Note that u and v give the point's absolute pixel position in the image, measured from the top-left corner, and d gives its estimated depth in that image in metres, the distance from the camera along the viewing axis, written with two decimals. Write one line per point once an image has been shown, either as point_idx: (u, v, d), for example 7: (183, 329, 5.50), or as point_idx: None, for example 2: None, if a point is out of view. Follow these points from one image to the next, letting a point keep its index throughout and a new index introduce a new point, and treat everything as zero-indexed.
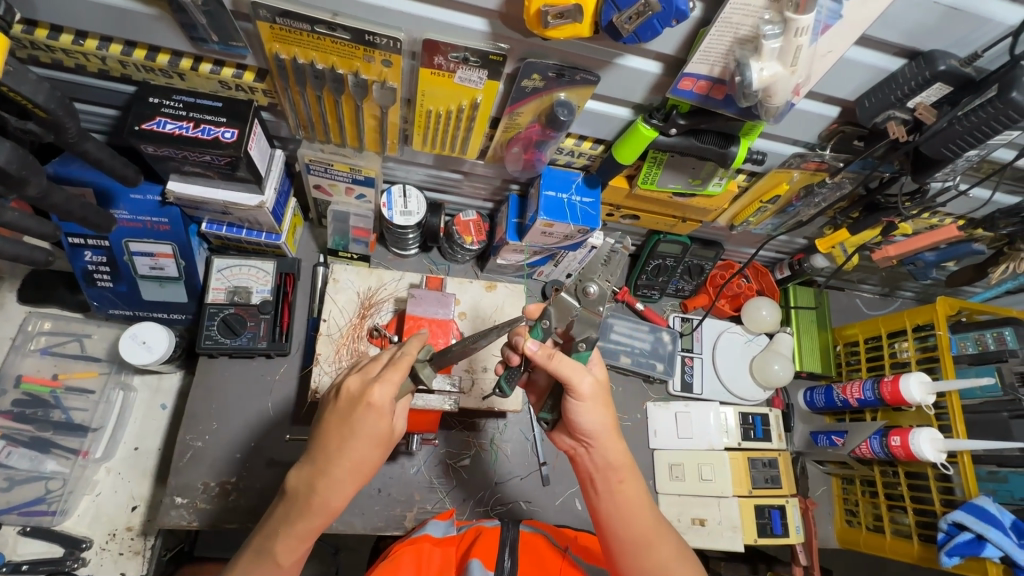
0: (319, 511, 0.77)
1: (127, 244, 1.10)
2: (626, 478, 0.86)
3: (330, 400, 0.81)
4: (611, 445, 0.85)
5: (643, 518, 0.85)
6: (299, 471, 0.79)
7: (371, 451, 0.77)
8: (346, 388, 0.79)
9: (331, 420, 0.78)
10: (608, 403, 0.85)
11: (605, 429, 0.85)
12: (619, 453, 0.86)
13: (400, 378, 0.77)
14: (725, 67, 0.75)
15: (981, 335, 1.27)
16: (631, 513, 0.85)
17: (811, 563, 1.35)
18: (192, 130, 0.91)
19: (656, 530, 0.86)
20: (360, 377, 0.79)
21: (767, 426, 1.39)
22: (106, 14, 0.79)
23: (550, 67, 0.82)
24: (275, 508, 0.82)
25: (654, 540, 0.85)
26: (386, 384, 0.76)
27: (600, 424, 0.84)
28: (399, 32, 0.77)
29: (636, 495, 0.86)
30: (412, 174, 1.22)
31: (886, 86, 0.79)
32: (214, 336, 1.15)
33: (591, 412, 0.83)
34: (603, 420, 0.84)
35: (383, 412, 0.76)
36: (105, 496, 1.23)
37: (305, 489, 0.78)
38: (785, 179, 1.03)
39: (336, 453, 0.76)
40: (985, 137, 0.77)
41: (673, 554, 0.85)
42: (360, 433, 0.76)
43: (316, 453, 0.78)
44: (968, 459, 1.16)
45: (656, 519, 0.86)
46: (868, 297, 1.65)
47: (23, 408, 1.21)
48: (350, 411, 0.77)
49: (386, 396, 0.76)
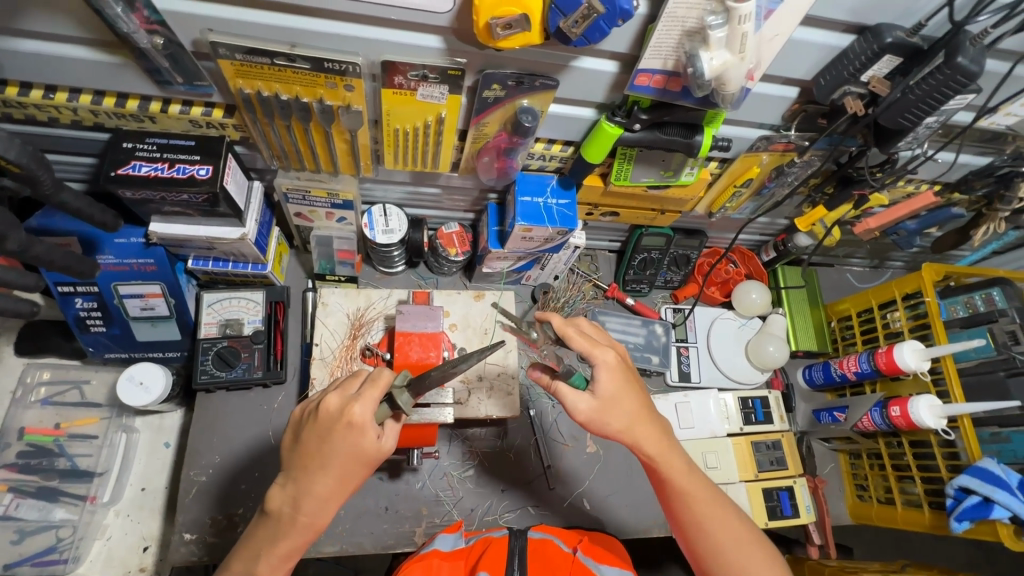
0: (304, 529, 0.79)
1: (116, 288, 1.12)
2: (672, 461, 0.87)
3: (309, 417, 0.81)
4: (648, 433, 0.85)
5: (699, 497, 0.87)
6: (283, 490, 0.80)
7: (353, 469, 0.78)
8: (324, 406, 0.79)
9: (311, 439, 0.79)
10: (633, 394, 0.85)
11: (638, 419, 0.85)
12: (657, 440, 0.86)
13: (379, 397, 0.78)
14: (678, 59, 0.76)
15: (970, 298, 1.28)
16: (685, 493, 0.86)
17: (826, 543, 1.36)
18: (167, 170, 0.92)
19: (714, 505, 0.87)
20: (339, 395, 0.80)
21: (768, 408, 1.40)
22: (71, 67, 0.81)
23: (508, 76, 0.83)
24: (255, 529, 0.82)
25: (716, 515, 0.86)
26: (366, 402, 0.77)
27: (629, 416, 0.85)
28: (357, 56, 0.79)
29: (682, 484, 0.86)
30: (391, 193, 1.24)
31: (839, 62, 0.80)
32: (209, 371, 1.16)
33: (618, 408, 0.84)
34: (633, 410, 0.85)
35: (364, 431, 0.77)
36: (116, 539, 1.24)
37: (290, 510, 0.79)
38: (755, 162, 1.05)
39: (318, 472, 0.78)
40: (939, 104, 0.79)
41: (737, 529, 0.86)
42: (340, 451, 0.77)
43: (300, 474, 0.79)
44: (968, 423, 1.16)
45: (707, 506, 0.86)
46: (858, 270, 1.65)
47: (27, 459, 1.23)
48: (330, 430, 0.78)
49: (367, 415, 0.77)
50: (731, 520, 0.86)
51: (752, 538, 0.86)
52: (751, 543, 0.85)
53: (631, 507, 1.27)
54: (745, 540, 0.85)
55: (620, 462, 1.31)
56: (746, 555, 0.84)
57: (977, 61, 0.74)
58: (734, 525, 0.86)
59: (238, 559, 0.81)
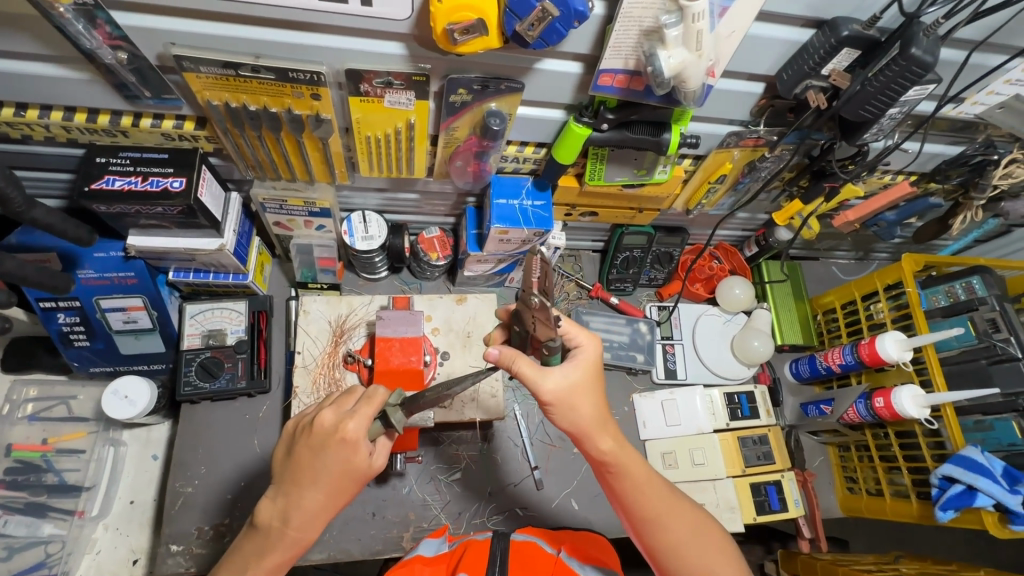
0: (292, 543, 0.80)
1: (97, 302, 1.12)
2: (627, 460, 0.85)
3: (302, 432, 0.81)
4: (599, 434, 0.84)
5: (653, 494, 0.86)
6: (273, 504, 0.80)
7: (345, 485, 0.79)
8: (318, 421, 0.79)
9: (304, 454, 0.79)
10: (593, 392, 0.83)
11: (592, 419, 0.83)
12: (611, 440, 0.84)
13: (373, 413, 0.79)
14: (638, 59, 0.77)
15: (951, 287, 1.26)
16: (638, 492, 0.85)
17: (816, 535, 1.36)
18: (141, 184, 0.93)
19: (669, 499, 0.86)
20: (334, 410, 0.80)
21: (754, 403, 1.40)
22: (40, 84, 0.82)
23: (473, 81, 0.84)
24: (243, 539, 0.83)
25: (670, 513, 0.85)
26: (360, 419, 0.78)
27: (586, 415, 0.83)
28: (320, 65, 0.80)
29: (640, 476, 0.85)
30: (370, 199, 1.25)
31: (799, 57, 0.81)
32: (193, 382, 1.17)
33: (576, 405, 0.82)
34: (588, 410, 0.83)
35: (358, 448, 0.78)
36: (105, 553, 1.24)
37: (279, 523, 0.79)
38: (727, 158, 1.05)
39: (310, 486, 0.78)
40: (897, 95, 0.80)
41: (691, 525, 0.86)
42: (333, 467, 0.77)
43: (290, 488, 0.79)
44: (951, 412, 1.16)
45: (663, 498, 0.86)
46: (843, 263, 1.66)
47: (15, 475, 1.22)
48: (323, 445, 0.78)
49: (361, 431, 0.78)
50: (686, 516, 0.86)
51: (707, 533, 0.86)
52: (707, 537, 0.86)
53: None
54: (699, 536, 0.85)
55: None
56: (700, 551, 0.84)
57: (931, 51, 0.75)
58: (689, 521, 0.86)
59: (225, 567, 0.82)
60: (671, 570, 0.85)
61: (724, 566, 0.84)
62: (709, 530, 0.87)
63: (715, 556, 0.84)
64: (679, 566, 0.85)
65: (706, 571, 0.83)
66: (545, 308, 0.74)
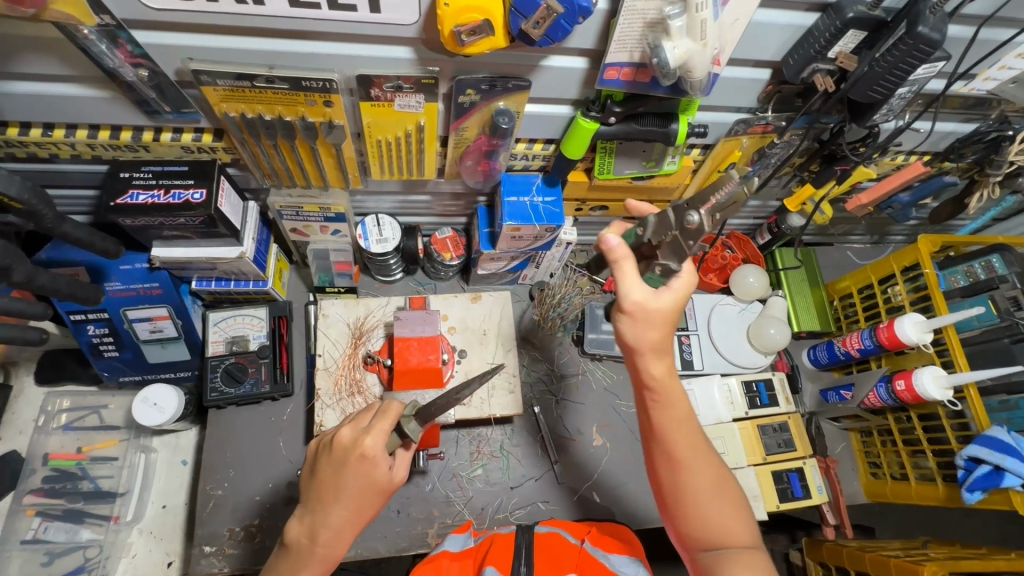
0: (323, 559, 0.81)
1: (125, 313, 1.16)
2: (675, 389, 0.88)
3: (323, 450, 0.84)
4: (660, 359, 0.87)
5: (685, 430, 0.87)
6: (301, 522, 0.82)
7: (368, 499, 0.81)
8: (337, 439, 0.82)
9: (327, 473, 0.81)
10: (666, 321, 0.87)
11: (657, 342, 0.86)
12: (665, 367, 0.87)
13: (389, 427, 0.82)
14: (643, 51, 0.78)
15: (970, 266, 1.26)
16: (673, 424, 0.86)
17: (841, 522, 1.35)
18: (163, 197, 0.96)
19: (699, 445, 0.87)
20: (351, 428, 0.83)
21: (773, 391, 1.40)
22: (66, 104, 0.85)
23: (481, 80, 0.85)
24: (276, 559, 0.84)
25: (696, 454, 0.86)
26: (377, 433, 0.80)
27: (651, 336, 0.86)
28: (332, 73, 0.82)
29: (678, 414, 0.87)
30: (383, 203, 1.27)
31: (804, 42, 0.81)
32: (219, 388, 1.20)
33: (648, 322, 0.85)
34: (655, 332, 0.86)
35: (377, 463, 0.80)
36: (140, 556, 1.28)
37: (309, 539, 0.81)
38: (735, 146, 1.06)
39: (334, 503, 0.80)
40: (906, 74, 0.80)
41: (712, 473, 0.86)
42: (354, 483, 0.80)
43: (317, 505, 0.81)
44: (975, 392, 1.15)
45: (694, 441, 0.87)
46: (858, 247, 1.64)
47: (52, 483, 1.28)
48: (343, 462, 0.80)
49: (379, 446, 0.80)
50: (710, 463, 0.86)
51: (724, 484, 0.86)
52: (723, 488, 0.85)
53: (643, 499, 1.28)
54: (716, 484, 0.85)
55: (628, 455, 1.32)
56: (714, 499, 0.84)
57: (938, 29, 0.75)
58: (711, 468, 0.86)
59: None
60: (681, 512, 0.86)
61: (733, 519, 0.84)
62: (727, 483, 0.86)
63: (726, 508, 0.84)
64: (689, 509, 0.85)
65: (714, 520, 0.83)
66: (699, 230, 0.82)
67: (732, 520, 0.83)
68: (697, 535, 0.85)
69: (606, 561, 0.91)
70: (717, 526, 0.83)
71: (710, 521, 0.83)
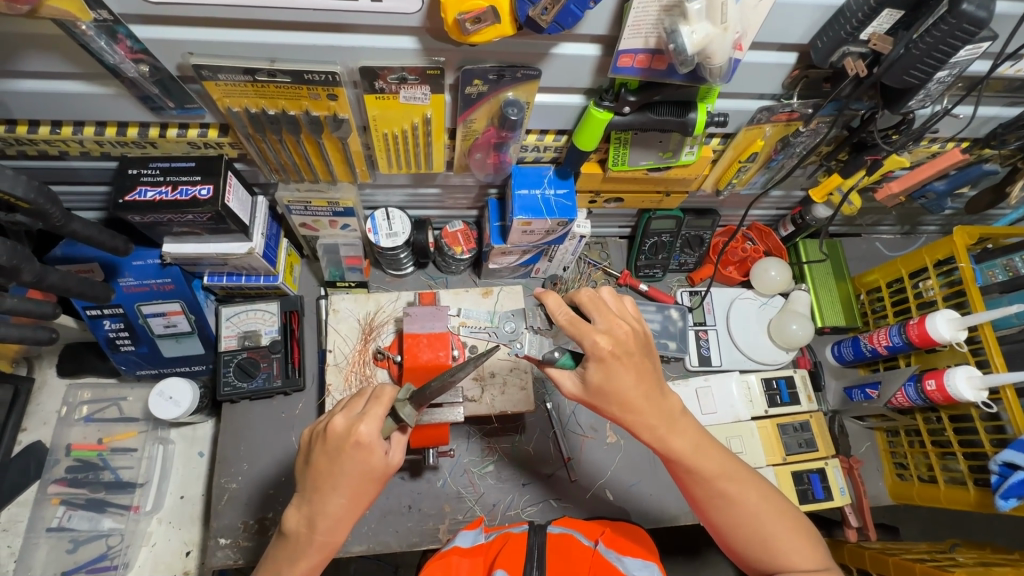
0: (322, 547, 0.81)
1: (139, 308, 1.17)
2: (675, 436, 0.83)
3: (317, 439, 0.82)
4: (645, 412, 0.81)
5: (717, 464, 0.84)
6: (299, 511, 0.81)
7: (364, 486, 0.80)
8: (330, 428, 0.80)
9: (321, 461, 0.80)
10: (634, 378, 0.80)
11: (633, 401, 0.81)
12: (656, 418, 0.82)
13: (384, 413, 0.80)
14: (659, 37, 0.74)
15: (1009, 260, 1.20)
16: (698, 465, 0.83)
17: (864, 524, 1.31)
18: (171, 193, 0.95)
19: (728, 481, 0.83)
20: (345, 415, 0.81)
21: (794, 388, 1.35)
22: (70, 101, 0.85)
23: (488, 70, 0.82)
24: (275, 547, 0.84)
25: (736, 483, 0.83)
26: (371, 419, 0.79)
27: (627, 397, 0.80)
28: (335, 65, 0.79)
29: (693, 461, 0.83)
30: (392, 196, 1.25)
31: (835, 22, 0.76)
32: (232, 382, 1.20)
33: (614, 386, 0.80)
34: (628, 390, 0.80)
35: (373, 449, 0.79)
36: (159, 545, 1.30)
37: (307, 529, 0.80)
38: (758, 134, 1.01)
39: (331, 492, 0.79)
40: (946, 56, 0.75)
41: (759, 500, 0.83)
42: (351, 471, 0.78)
43: (313, 494, 0.80)
44: (1012, 394, 1.08)
45: (720, 479, 0.83)
46: (887, 238, 1.57)
47: (75, 473, 1.31)
48: (338, 449, 0.79)
49: (374, 432, 0.79)
50: (753, 490, 0.83)
51: (775, 511, 0.83)
52: (774, 512, 0.83)
53: (657, 498, 1.25)
54: (766, 511, 0.82)
55: (642, 453, 1.29)
56: (767, 528, 0.81)
57: (984, 7, 0.69)
58: (756, 496, 0.83)
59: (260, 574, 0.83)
60: (735, 547, 0.84)
61: (793, 546, 0.81)
62: (778, 506, 0.84)
63: (783, 534, 0.81)
64: (743, 543, 0.83)
65: (772, 549, 0.81)
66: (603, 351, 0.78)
67: (792, 547, 0.81)
68: (760, 567, 0.83)
69: (618, 563, 0.87)
70: (778, 557, 0.81)
71: (769, 555, 0.81)
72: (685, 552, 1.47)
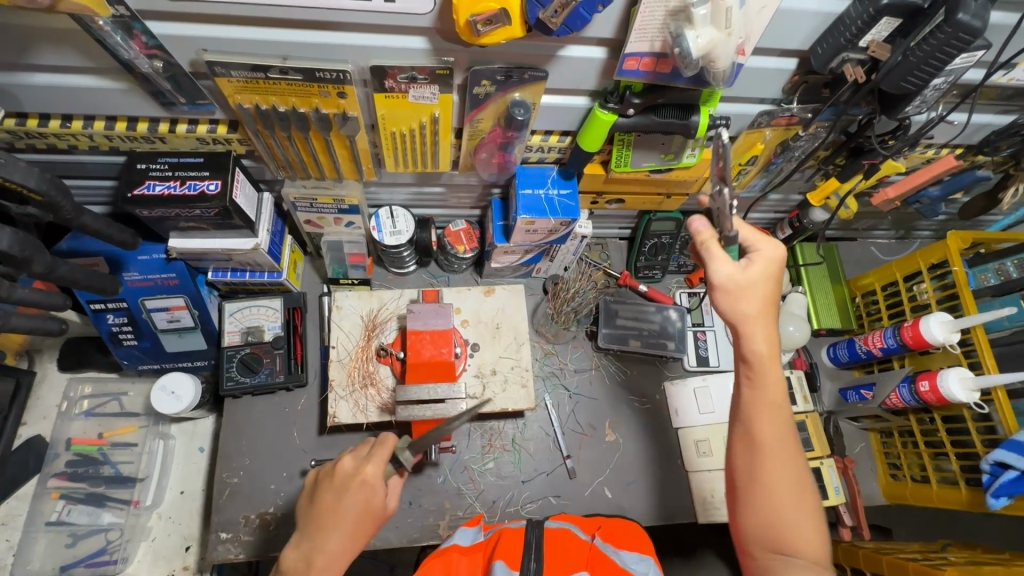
0: None
1: (144, 303, 1.17)
2: (766, 385, 0.84)
3: (324, 478, 0.85)
4: (771, 348, 0.83)
5: (771, 429, 0.83)
6: (296, 550, 0.80)
7: (366, 525, 0.82)
8: (339, 466, 0.84)
9: (326, 499, 0.82)
10: (768, 299, 0.83)
11: (768, 331, 0.83)
12: (772, 344, 0.84)
13: (388, 455, 0.85)
14: (664, 41, 0.76)
15: (1001, 265, 1.23)
16: (768, 419, 0.83)
17: (858, 523, 1.33)
18: (179, 188, 0.96)
19: (783, 448, 0.82)
20: (352, 456, 0.85)
21: (790, 389, 1.38)
22: (82, 96, 0.86)
23: (497, 71, 0.83)
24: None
25: (783, 456, 0.82)
26: (377, 459, 0.84)
27: (752, 309, 0.83)
28: (345, 64, 0.81)
29: (777, 411, 0.83)
30: (397, 195, 1.26)
31: (835, 29, 0.78)
32: (235, 377, 1.21)
33: (747, 290, 0.82)
34: (758, 302, 0.83)
35: (378, 489, 0.82)
36: (159, 540, 1.30)
37: (303, 567, 0.78)
38: (758, 138, 1.03)
39: (334, 529, 0.80)
40: (941, 64, 0.77)
41: (795, 482, 0.81)
42: (355, 508, 0.81)
43: (315, 532, 0.80)
44: (1004, 395, 1.10)
45: (775, 440, 0.82)
46: (882, 243, 1.59)
47: (75, 467, 1.32)
48: (344, 489, 0.82)
49: (379, 472, 0.83)
50: (800, 470, 0.83)
51: (809, 498, 0.82)
52: (807, 495, 0.82)
53: (655, 496, 1.27)
54: (804, 495, 0.82)
55: (642, 452, 1.31)
56: (795, 508, 0.81)
57: (979, 16, 0.72)
58: (801, 475, 0.83)
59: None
60: (750, 518, 0.83)
61: (806, 538, 0.80)
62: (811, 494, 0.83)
63: (803, 526, 0.80)
64: (760, 512, 0.82)
65: (788, 529, 0.80)
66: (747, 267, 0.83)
67: (806, 538, 0.80)
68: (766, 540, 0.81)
69: (617, 558, 0.88)
70: (786, 541, 0.80)
71: (776, 533, 0.80)
72: (682, 552, 1.48)
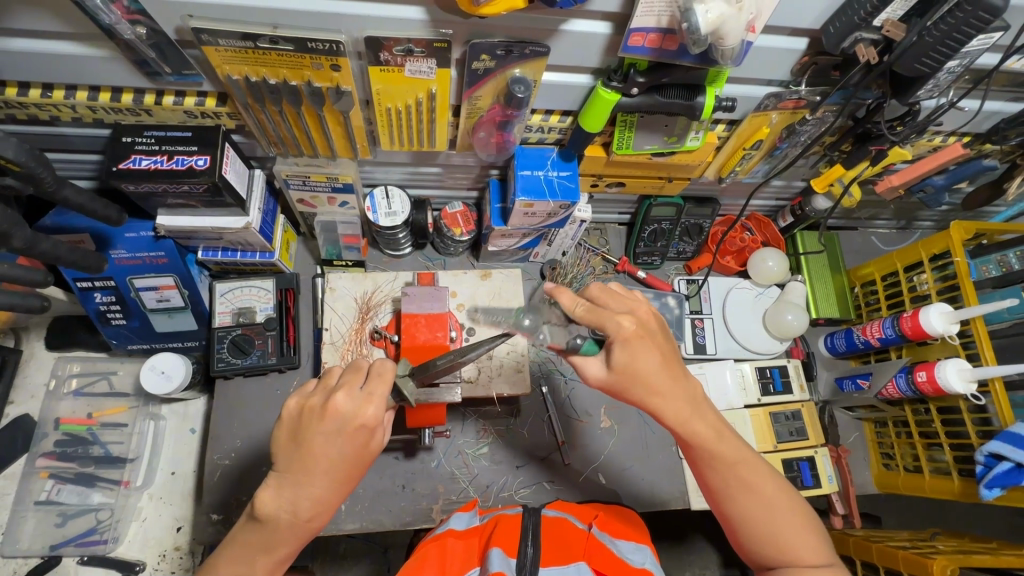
0: (300, 533, 0.78)
1: (131, 281, 1.14)
2: (698, 420, 0.83)
3: (313, 416, 0.77)
4: (674, 390, 0.82)
5: (729, 453, 0.83)
6: (278, 495, 0.76)
7: (355, 469, 0.78)
8: (336, 408, 0.76)
9: (318, 442, 0.75)
10: (657, 348, 0.81)
11: (662, 379, 0.81)
12: (686, 400, 0.82)
13: (388, 391, 0.78)
14: (672, 16, 0.73)
15: (1003, 256, 1.23)
16: (718, 450, 0.83)
17: (849, 511, 1.34)
18: (167, 163, 0.93)
19: (746, 465, 0.83)
20: (348, 394, 0.77)
21: (786, 378, 1.37)
22: (59, 63, 0.82)
23: (497, 45, 0.80)
24: (241, 532, 0.79)
25: (748, 481, 0.82)
26: (377, 400, 0.77)
27: (655, 377, 0.81)
28: (339, 34, 0.77)
29: (722, 438, 0.83)
30: (392, 175, 1.23)
31: (849, 8, 0.75)
32: (226, 358, 1.18)
33: (640, 365, 0.81)
34: (656, 370, 0.81)
35: (377, 429, 0.77)
36: (150, 520, 1.30)
37: (285, 518, 0.77)
38: (764, 122, 1.00)
39: (323, 475, 0.76)
40: (959, 44, 0.75)
41: (769, 491, 0.82)
42: (348, 453, 0.76)
43: (299, 478, 0.76)
44: (1001, 387, 1.10)
45: (733, 465, 0.82)
46: (883, 233, 1.58)
47: (64, 447, 1.30)
48: (340, 432, 0.76)
49: (380, 413, 0.77)
50: (770, 481, 0.83)
51: (789, 504, 0.82)
52: (783, 505, 0.82)
53: (649, 482, 1.27)
54: (780, 505, 0.81)
55: (637, 437, 1.31)
56: (780, 519, 0.81)
57: None
58: (773, 488, 0.82)
59: (215, 564, 0.78)
60: (746, 542, 0.82)
61: (803, 541, 0.80)
62: (789, 499, 0.83)
63: (794, 531, 0.80)
64: (752, 534, 0.81)
65: (784, 541, 0.80)
66: (620, 328, 0.81)
67: (802, 543, 0.79)
68: (768, 560, 0.81)
69: (614, 545, 0.87)
70: (786, 552, 0.79)
71: (776, 546, 0.80)
72: (674, 538, 1.48)
